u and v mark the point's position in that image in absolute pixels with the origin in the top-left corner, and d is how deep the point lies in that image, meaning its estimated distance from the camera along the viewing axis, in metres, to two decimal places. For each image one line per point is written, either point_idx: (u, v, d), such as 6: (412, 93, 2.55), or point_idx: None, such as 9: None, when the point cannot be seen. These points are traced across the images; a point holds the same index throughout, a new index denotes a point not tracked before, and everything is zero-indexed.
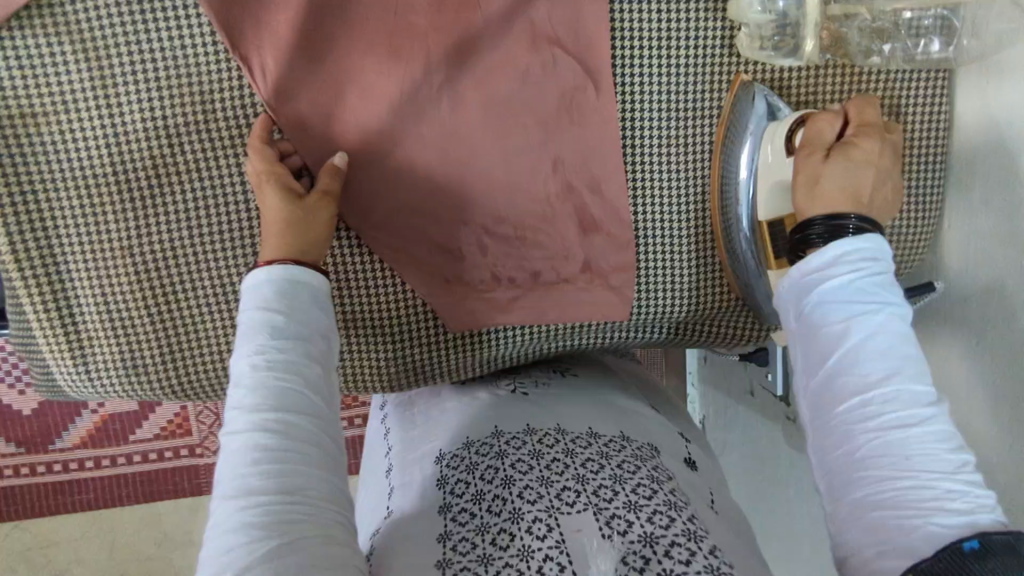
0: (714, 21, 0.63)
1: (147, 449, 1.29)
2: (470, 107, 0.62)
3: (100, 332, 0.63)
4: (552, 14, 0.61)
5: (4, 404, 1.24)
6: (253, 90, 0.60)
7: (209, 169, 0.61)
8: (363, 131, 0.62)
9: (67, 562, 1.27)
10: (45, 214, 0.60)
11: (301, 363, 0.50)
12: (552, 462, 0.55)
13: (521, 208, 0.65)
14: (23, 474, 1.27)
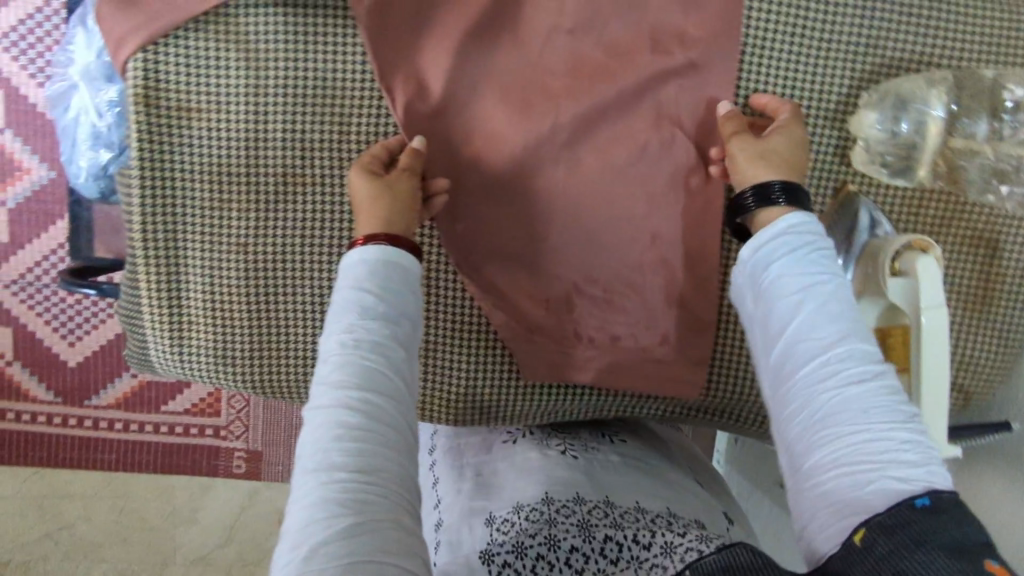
0: (833, 132, 0.64)
1: (175, 422, 1.30)
2: (585, 167, 0.64)
3: (200, 319, 0.66)
4: (680, 96, 0.64)
5: (54, 352, 1.28)
6: (387, 116, 0.63)
7: (331, 187, 0.65)
8: (481, 172, 0.64)
9: (74, 518, 1.29)
10: (176, 203, 0.64)
11: (391, 337, 0.50)
12: (602, 539, 0.54)
13: (616, 272, 0.66)
14: (57, 423, 1.30)
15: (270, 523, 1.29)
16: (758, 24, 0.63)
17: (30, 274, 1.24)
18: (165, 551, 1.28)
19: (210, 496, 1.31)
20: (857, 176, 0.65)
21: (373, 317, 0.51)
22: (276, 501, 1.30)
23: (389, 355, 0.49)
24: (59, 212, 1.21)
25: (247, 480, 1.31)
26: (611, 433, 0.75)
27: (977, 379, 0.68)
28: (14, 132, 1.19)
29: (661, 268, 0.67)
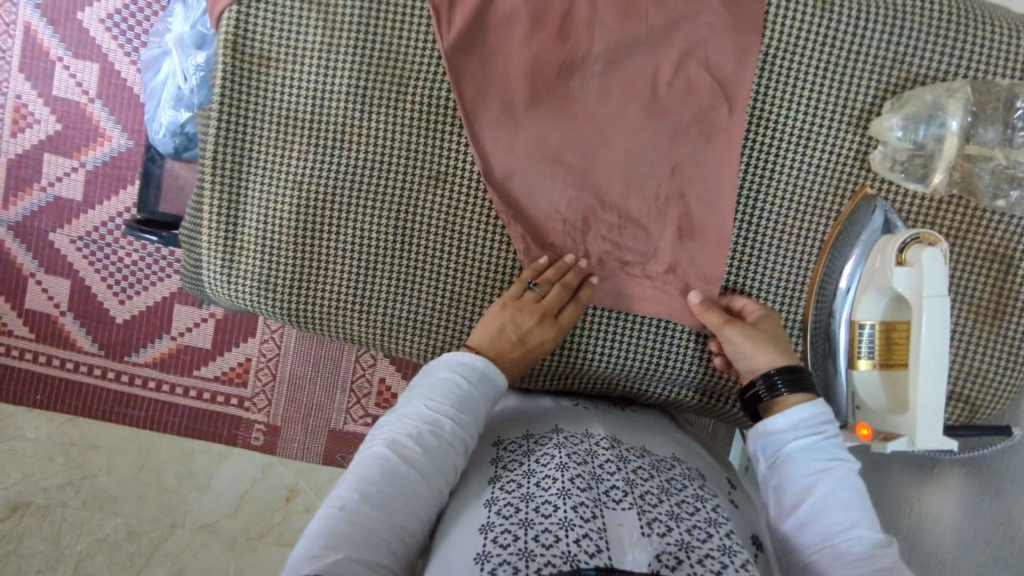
0: (854, 138, 0.69)
1: (203, 387, 1.32)
2: (612, 98, 0.70)
3: (251, 247, 0.73)
4: (710, 51, 0.69)
5: (104, 308, 1.32)
6: (434, 36, 0.69)
7: (384, 137, 0.71)
8: (517, 95, 0.70)
9: (97, 468, 1.32)
10: (246, 139, 0.72)
11: (442, 442, 0.58)
12: (605, 462, 0.62)
13: (632, 199, 0.72)
14: (95, 375, 1.33)
15: (278, 500, 1.30)
16: (786, 27, 0.68)
17: (95, 233, 1.31)
18: (176, 514, 1.30)
19: (226, 465, 1.32)
20: (874, 178, 0.69)
21: (451, 401, 0.61)
22: (288, 480, 1.31)
23: (443, 447, 0.58)
24: (130, 178, 1.30)
25: (262, 453, 1.32)
26: (624, 403, 0.80)
27: (984, 393, 0.70)
28: (103, 103, 1.29)
29: (672, 216, 0.71)
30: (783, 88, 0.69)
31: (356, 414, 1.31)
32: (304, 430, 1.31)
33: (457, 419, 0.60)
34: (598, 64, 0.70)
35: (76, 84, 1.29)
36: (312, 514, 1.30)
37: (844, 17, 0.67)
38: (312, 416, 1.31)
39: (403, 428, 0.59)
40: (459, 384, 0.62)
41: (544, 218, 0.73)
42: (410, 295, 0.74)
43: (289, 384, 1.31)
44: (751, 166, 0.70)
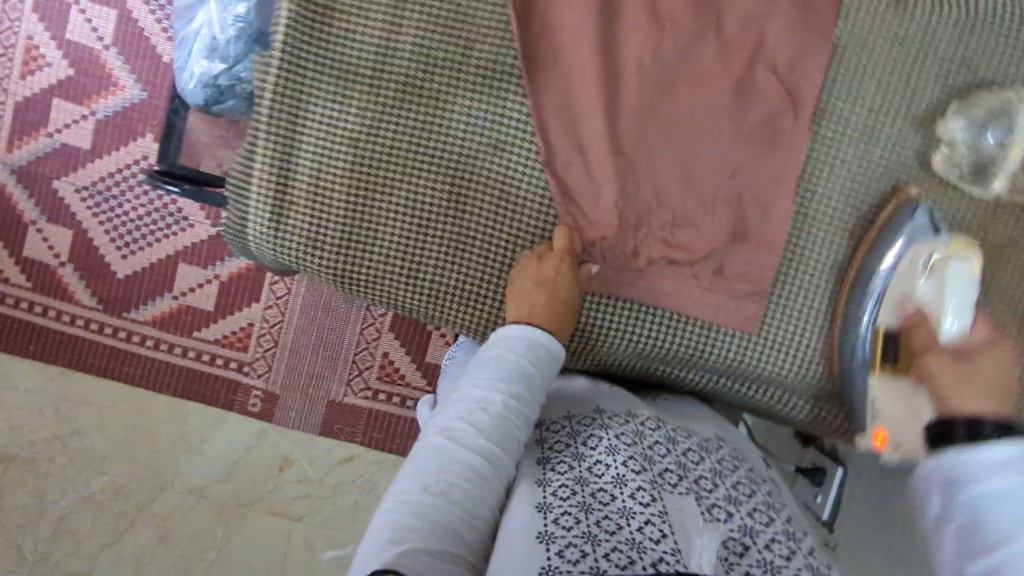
0: (916, 136, 0.69)
1: (202, 349, 1.29)
2: (680, 87, 0.69)
3: (302, 203, 0.71)
4: (781, 44, 0.68)
5: (108, 263, 1.29)
6: (505, 2, 0.69)
7: (445, 101, 0.70)
8: (586, 64, 0.69)
9: (88, 425, 1.28)
10: (303, 92, 0.69)
11: (528, 406, 0.62)
12: (655, 444, 0.62)
13: (688, 190, 0.70)
14: (92, 329, 1.29)
15: (272, 468, 1.27)
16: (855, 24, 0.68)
17: (100, 184, 1.28)
18: (166, 476, 1.28)
19: (222, 429, 1.29)
20: (933, 180, 0.69)
21: (515, 375, 0.63)
22: (283, 449, 1.28)
23: (526, 410, 0.62)
24: (142, 129, 1.27)
25: (259, 421, 1.28)
26: (653, 393, 0.80)
27: None
28: (117, 50, 1.25)
29: (732, 212, 0.71)
30: (852, 84, 0.69)
31: (357, 387, 1.28)
32: (303, 401, 1.28)
33: (535, 382, 0.64)
34: (668, 56, 0.69)
35: (91, 30, 1.25)
36: (304, 484, 1.27)
37: (916, 19, 0.67)
38: (311, 386, 1.28)
39: (490, 388, 0.61)
40: (528, 356, 0.65)
41: (598, 210, 0.71)
42: (458, 266, 0.73)
43: (292, 351, 1.28)
44: (809, 171, 0.70)
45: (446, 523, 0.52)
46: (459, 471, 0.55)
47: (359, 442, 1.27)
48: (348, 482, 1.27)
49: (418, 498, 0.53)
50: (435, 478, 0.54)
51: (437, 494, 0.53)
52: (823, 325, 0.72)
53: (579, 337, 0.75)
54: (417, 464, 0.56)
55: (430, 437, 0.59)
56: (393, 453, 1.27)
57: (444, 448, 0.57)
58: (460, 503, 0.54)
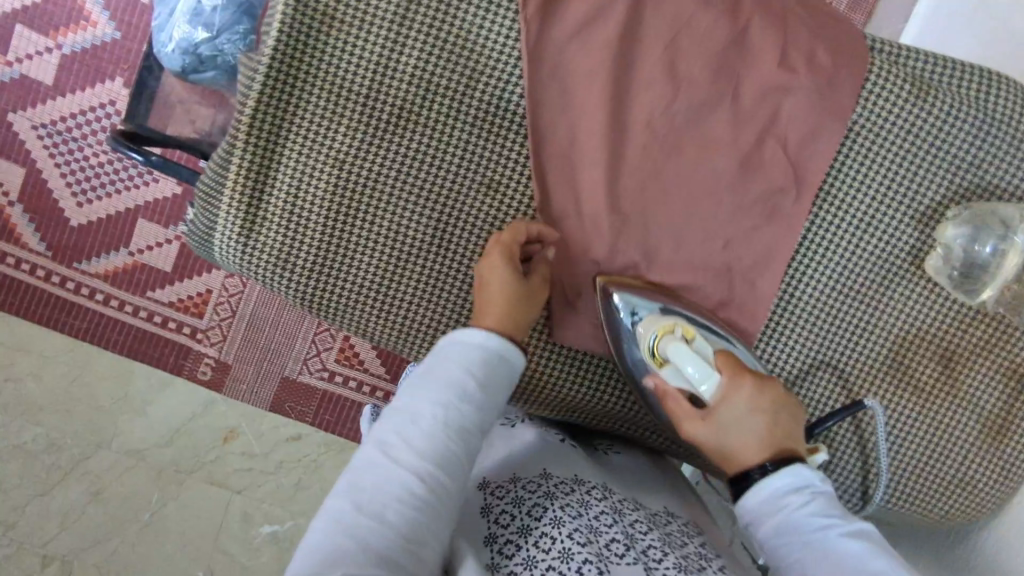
0: (914, 233, 0.68)
1: (155, 309, 1.22)
2: (687, 153, 0.67)
3: (275, 218, 0.66)
4: (795, 120, 0.66)
5: (60, 205, 1.21)
6: (519, 36, 0.65)
7: (441, 131, 0.66)
8: (593, 115, 0.66)
9: (23, 372, 1.21)
10: (291, 102, 0.65)
11: (468, 416, 0.56)
12: (601, 512, 0.60)
13: (680, 258, 0.68)
14: (37, 275, 1.21)
15: (216, 439, 1.21)
16: (873, 110, 0.66)
17: (62, 123, 1.21)
18: (102, 437, 1.20)
19: (168, 392, 1.22)
20: (920, 278, 0.68)
21: (457, 383, 0.57)
22: (229, 420, 1.22)
23: (470, 418, 0.56)
24: (111, 72, 1.20)
25: (207, 389, 1.22)
26: (602, 443, 0.78)
27: (966, 498, 0.72)
28: None
29: (720, 286, 0.69)
30: (859, 170, 0.67)
31: (314, 366, 1.22)
32: (257, 373, 1.22)
33: (481, 387, 0.58)
34: (679, 116, 0.66)
35: None
36: (249, 459, 1.21)
37: (933, 115, 0.66)
38: (267, 358, 1.21)
39: (423, 399, 0.56)
40: (476, 359, 0.58)
41: (585, 264, 0.68)
42: (432, 304, 0.69)
43: (250, 322, 1.22)
44: (801, 253, 0.69)
45: (379, 548, 0.49)
46: (391, 493, 0.52)
47: (309, 423, 1.22)
48: (294, 461, 1.21)
49: (350, 524, 0.50)
50: (369, 501, 0.52)
51: (371, 520, 0.51)
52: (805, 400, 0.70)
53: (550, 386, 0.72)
54: (351, 484, 0.53)
55: (366, 452, 0.55)
56: (343, 436, 1.23)
57: (377, 467, 0.53)
58: (394, 528, 0.51)
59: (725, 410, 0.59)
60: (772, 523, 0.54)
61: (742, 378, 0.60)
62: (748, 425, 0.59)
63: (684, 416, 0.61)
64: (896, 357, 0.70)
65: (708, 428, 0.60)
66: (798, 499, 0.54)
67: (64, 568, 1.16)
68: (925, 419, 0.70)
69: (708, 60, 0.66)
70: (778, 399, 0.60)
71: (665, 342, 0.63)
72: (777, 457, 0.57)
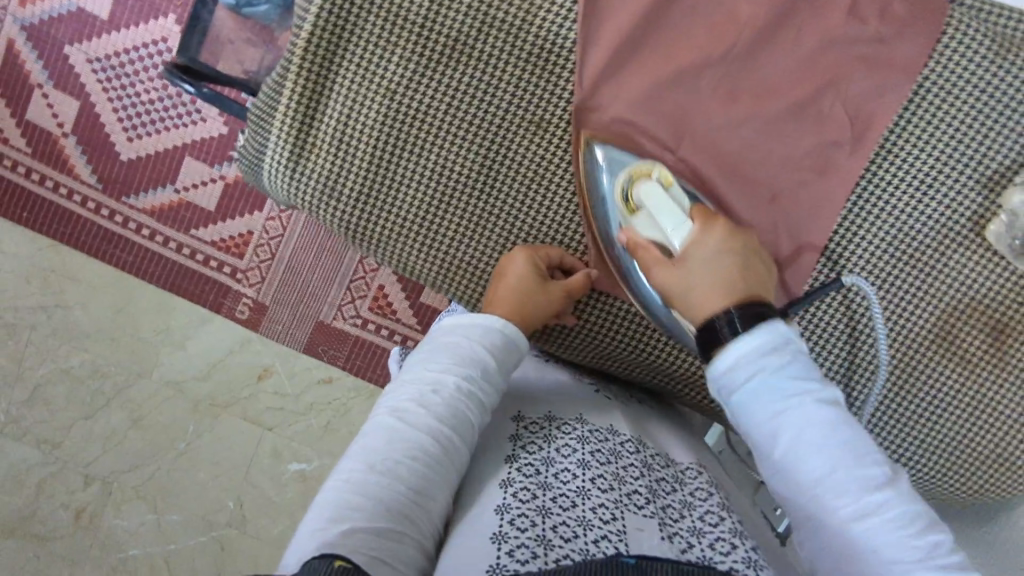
0: (977, 199, 0.65)
1: (197, 248, 1.25)
2: (742, 100, 0.65)
3: (325, 146, 0.67)
4: (859, 71, 0.64)
5: (110, 140, 1.24)
6: None
7: (492, 66, 0.66)
8: (646, 54, 0.65)
9: (72, 301, 1.25)
10: (347, 28, 0.65)
11: (484, 391, 0.60)
12: (628, 464, 0.60)
13: (725, 211, 0.66)
14: (87, 208, 1.25)
15: (250, 375, 1.25)
16: (941, 67, 0.63)
17: (115, 59, 1.23)
18: (146, 364, 1.25)
19: (206, 329, 1.26)
20: (979, 245, 0.66)
21: (472, 362, 0.60)
22: (265, 359, 1.25)
23: (481, 395, 0.59)
24: (165, 9, 1.21)
25: (244, 329, 1.25)
26: (631, 391, 0.79)
27: (1003, 474, 0.71)
28: None
29: (764, 242, 0.67)
30: (924, 130, 0.65)
31: (348, 314, 1.24)
32: (291, 315, 1.24)
33: (494, 370, 0.61)
34: (738, 62, 0.64)
35: None
36: (281, 397, 1.25)
37: (1005, 73, 0.63)
38: (303, 301, 1.24)
39: (444, 371, 0.59)
40: (490, 336, 0.62)
41: None
42: (474, 242, 0.69)
43: (288, 265, 1.24)
44: (852, 215, 0.67)
45: (388, 502, 0.52)
46: (406, 451, 0.55)
47: (340, 366, 1.25)
48: (323, 402, 1.25)
49: (363, 476, 0.53)
50: (382, 457, 0.54)
51: (383, 473, 0.53)
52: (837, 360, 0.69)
53: (582, 333, 0.73)
54: (365, 443, 0.56)
55: (382, 417, 0.58)
56: (370, 384, 1.25)
57: (393, 428, 0.57)
58: (406, 482, 0.53)
59: (694, 256, 0.60)
60: (748, 380, 0.55)
61: (712, 226, 0.61)
62: (718, 268, 0.59)
63: (652, 261, 0.62)
64: (945, 327, 0.68)
65: (679, 273, 0.60)
66: (778, 360, 0.55)
67: (104, 490, 1.22)
68: (968, 392, 0.69)
69: (773, 6, 0.63)
70: (748, 244, 0.62)
71: (638, 185, 0.63)
72: (742, 303, 0.57)
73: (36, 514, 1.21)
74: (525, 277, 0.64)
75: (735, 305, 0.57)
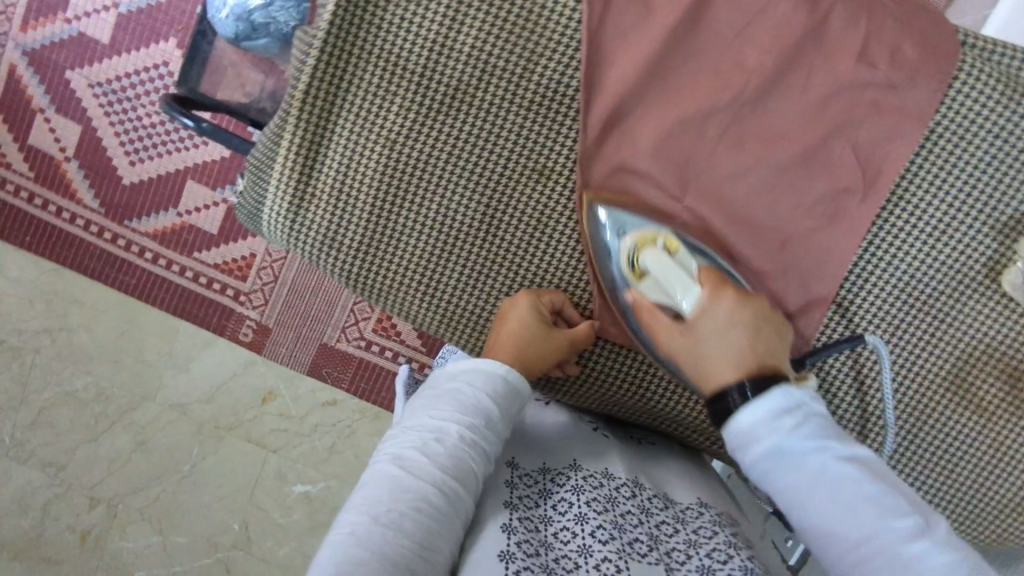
0: (991, 244, 0.63)
1: (200, 271, 1.24)
2: (750, 146, 0.63)
3: (324, 194, 0.66)
4: (871, 113, 0.62)
5: (112, 162, 1.23)
6: (582, 15, 0.62)
7: (494, 112, 0.64)
8: (651, 99, 0.63)
9: (76, 325, 1.25)
10: (346, 76, 0.64)
11: (489, 438, 0.58)
12: (627, 512, 0.59)
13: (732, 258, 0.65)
14: (91, 231, 1.24)
15: (254, 400, 1.24)
16: (955, 109, 0.62)
17: (117, 82, 1.22)
18: (149, 387, 1.24)
19: (209, 352, 1.25)
20: (994, 292, 0.64)
21: (475, 408, 0.58)
22: (269, 381, 1.24)
23: (486, 443, 0.58)
24: (165, 32, 1.20)
25: (248, 350, 1.24)
26: (638, 434, 0.77)
27: (1020, 523, 0.69)
28: None
29: (773, 289, 0.65)
30: (938, 173, 0.63)
31: (351, 335, 1.23)
32: (295, 341, 1.23)
33: (498, 414, 0.59)
34: (746, 107, 0.63)
35: None
36: (286, 421, 1.24)
37: (1022, 116, 0.61)
38: (305, 328, 1.23)
39: (449, 418, 0.58)
40: (494, 379, 0.60)
41: None
42: (476, 290, 0.68)
43: (291, 290, 1.23)
44: (862, 261, 0.65)
45: (393, 556, 0.50)
46: (410, 503, 0.53)
47: (345, 389, 1.24)
48: (327, 427, 1.23)
49: (367, 529, 0.51)
50: (385, 509, 0.53)
51: (387, 527, 0.51)
52: (849, 402, 0.67)
53: (587, 379, 0.71)
54: (366, 494, 0.54)
55: (383, 466, 0.56)
56: (377, 404, 1.24)
57: (397, 478, 0.55)
58: (412, 535, 0.51)
59: (704, 323, 0.59)
60: (763, 449, 0.55)
61: (722, 294, 0.60)
62: (730, 338, 0.59)
63: (661, 330, 0.61)
64: (959, 371, 0.66)
65: (686, 341, 0.60)
66: (792, 422, 0.55)
67: (109, 512, 1.21)
68: (984, 440, 0.67)
69: (781, 50, 0.61)
70: (761, 313, 0.60)
71: (645, 253, 0.61)
72: (756, 376, 0.57)
73: (43, 536, 1.21)
74: (526, 325, 0.63)
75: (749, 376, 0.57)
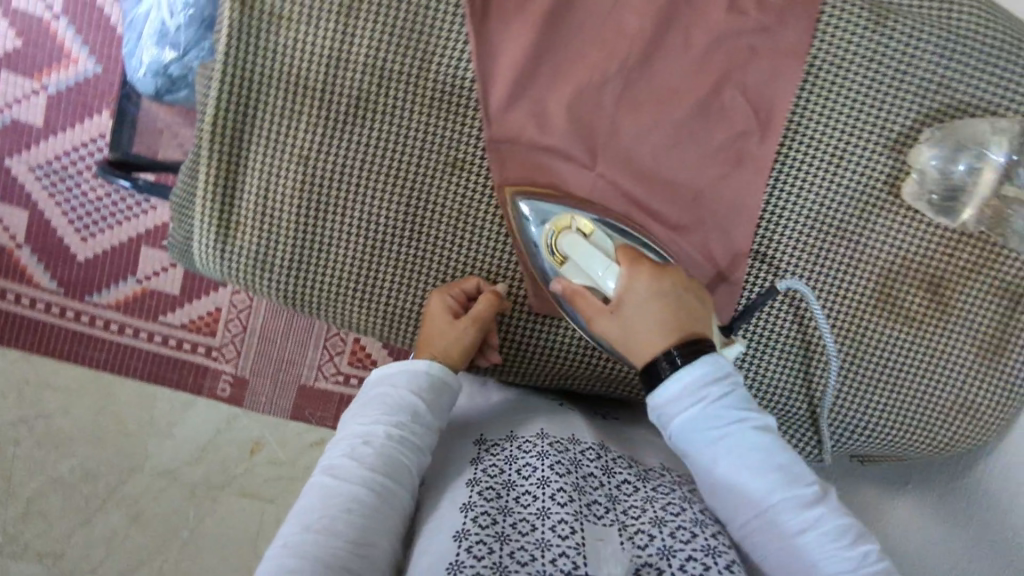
0: (887, 160, 0.67)
1: (171, 334, 1.22)
2: (645, 107, 0.66)
3: (248, 220, 0.68)
4: (750, 58, 0.65)
5: (64, 242, 1.20)
6: (464, 11, 0.65)
7: (399, 116, 0.67)
8: (544, 79, 0.66)
9: (53, 411, 1.21)
10: (250, 105, 0.66)
11: (417, 434, 0.59)
12: (589, 475, 0.58)
13: (652, 215, 0.67)
14: (54, 314, 1.21)
15: (241, 453, 1.21)
16: (826, 44, 0.65)
17: (56, 162, 1.20)
18: (134, 459, 1.21)
19: (190, 413, 1.22)
20: (901, 207, 0.67)
21: (399, 406, 0.59)
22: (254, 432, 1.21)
23: (416, 438, 0.59)
24: (97, 106, 1.19)
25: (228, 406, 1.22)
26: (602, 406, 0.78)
27: (969, 419, 0.70)
28: (69, 20, 1.18)
29: (695, 239, 0.68)
30: (824, 104, 0.66)
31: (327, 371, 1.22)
32: (273, 389, 1.21)
33: (424, 410, 0.60)
34: (633, 72, 0.66)
35: None
36: (277, 467, 1.21)
37: (891, 39, 0.65)
38: (279, 370, 1.22)
39: (375, 421, 0.59)
40: (416, 379, 0.61)
41: None
42: (414, 288, 0.70)
43: (261, 335, 1.23)
44: (773, 196, 0.68)
45: (328, 559, 0.50)
46: (341, 506, 0.54)
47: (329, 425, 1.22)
48: None
49: (303, 537, 0.52)
50: (319, 516, 0.53)
51: (321, 532, 0.52)
52: (790, 339, 0.70)
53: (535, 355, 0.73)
54: (301, 507, 0.55)
55: (317, 477, 0.57)
56: None
57: (328, 486, 0.55)
58: (345, 537, 0.52)
59: (628, 299, 0.60)
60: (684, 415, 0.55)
61: (641, 266, 0.61)
62: (654, 310, 0.59)
63: (592, 313, 0.61)
64: (885, 287, 0.68)
65: (615, 322, 0.60)
66: (717, 389, 0.55)
67: None
68: (920, 349, 0.69)
69: (653, 15, 0.65)
70: (678, 284, 0.61)
71: (562, 238, 0.63)
72: (681, 342, 0.57)
73: None
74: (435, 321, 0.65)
75: (677, 343, 0.57)
